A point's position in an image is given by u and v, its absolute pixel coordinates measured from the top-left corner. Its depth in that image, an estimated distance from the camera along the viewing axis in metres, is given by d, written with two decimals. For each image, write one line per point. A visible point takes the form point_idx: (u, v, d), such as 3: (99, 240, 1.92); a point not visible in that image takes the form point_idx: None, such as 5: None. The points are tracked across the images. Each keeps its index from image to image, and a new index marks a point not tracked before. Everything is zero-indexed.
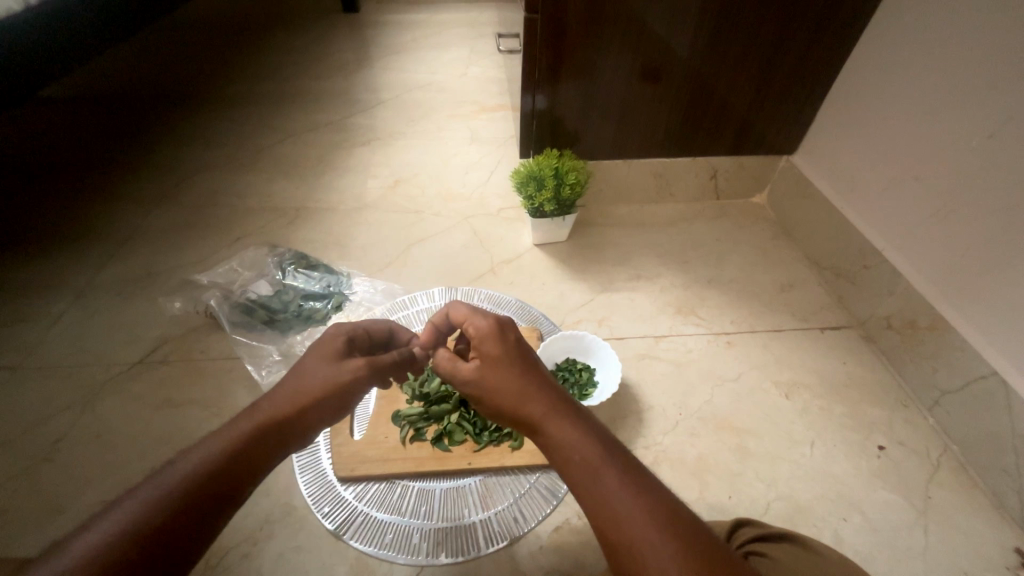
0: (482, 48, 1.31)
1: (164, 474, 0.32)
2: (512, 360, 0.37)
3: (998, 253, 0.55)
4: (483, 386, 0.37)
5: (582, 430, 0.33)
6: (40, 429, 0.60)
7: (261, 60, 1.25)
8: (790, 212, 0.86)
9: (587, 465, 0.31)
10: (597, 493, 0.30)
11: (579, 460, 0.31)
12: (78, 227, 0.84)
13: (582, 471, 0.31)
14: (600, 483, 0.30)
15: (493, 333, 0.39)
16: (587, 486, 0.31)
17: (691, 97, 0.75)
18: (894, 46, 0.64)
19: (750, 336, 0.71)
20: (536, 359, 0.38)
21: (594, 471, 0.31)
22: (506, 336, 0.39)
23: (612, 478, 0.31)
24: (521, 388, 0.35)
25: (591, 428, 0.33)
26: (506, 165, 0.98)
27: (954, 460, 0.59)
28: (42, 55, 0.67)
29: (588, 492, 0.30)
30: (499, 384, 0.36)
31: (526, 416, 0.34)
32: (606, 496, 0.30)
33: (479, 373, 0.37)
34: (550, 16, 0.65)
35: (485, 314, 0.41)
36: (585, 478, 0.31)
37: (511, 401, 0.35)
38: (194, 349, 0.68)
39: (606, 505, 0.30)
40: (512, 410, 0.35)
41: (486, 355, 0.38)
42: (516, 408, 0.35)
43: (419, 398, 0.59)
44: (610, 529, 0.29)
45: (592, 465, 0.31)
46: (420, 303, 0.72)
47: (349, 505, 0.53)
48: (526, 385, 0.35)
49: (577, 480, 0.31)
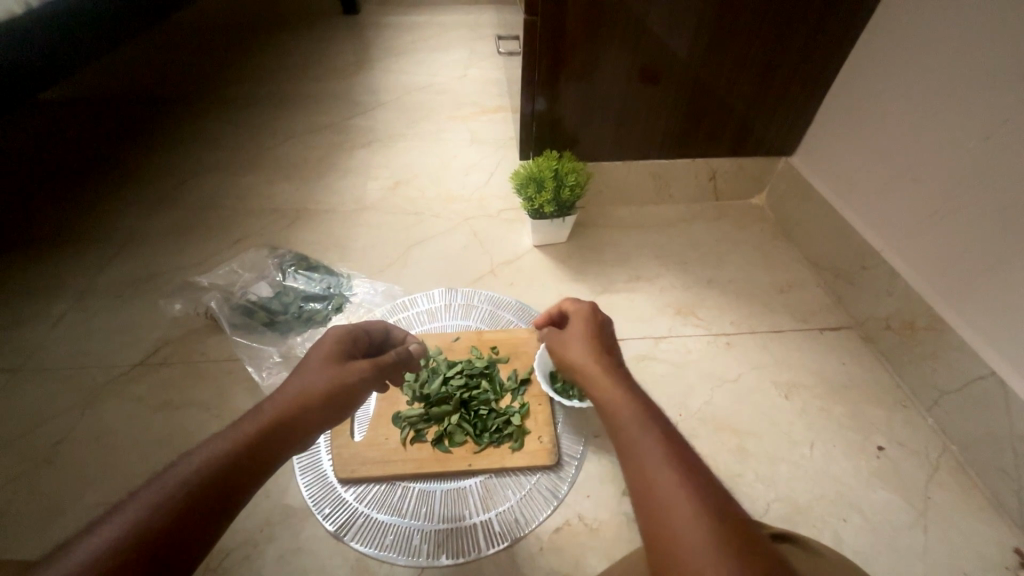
0: (481, 50, 1.31)
1: (169, 475, 0.32)
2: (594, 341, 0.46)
3: (996, 254, 0.55)
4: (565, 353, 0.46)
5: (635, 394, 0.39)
6: (41, 430, 0.60)
7: (261, 62, 1.26)
8: (789, 213, 0.86)
9: (631, 417, 0.36)
10: (635, 438, 0.35)
11: (625, 412, 0.37)
12: (78, 230, 0.84)
13: (627, 421, 0.36)
14: (638, 432, 0.35)
15: (590, 321, 0.49)
16: (627, 433, 0.35)
17: (690, 99, 0.75)
18: (892, 48, 0.65)
19: (749, 336, 0.71)
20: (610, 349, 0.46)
21: (636, 422, 0.36)
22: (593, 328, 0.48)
23: (649, 430, 0.35)
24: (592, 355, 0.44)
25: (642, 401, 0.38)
26: (506, 166, 0.98)
27: (953, 460, 0.59)
28: (42, 57, 0.68)
29: (627, 436, 0.35)
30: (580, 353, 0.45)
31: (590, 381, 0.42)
32: (641, 442, 0.34)
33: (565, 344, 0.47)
34: (550, 19, 0.65)
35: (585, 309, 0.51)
36: (627, 427, 0.36)
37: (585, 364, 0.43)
38: (194, 351, 0.68)
39: (639, 449, 0.34)
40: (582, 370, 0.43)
41: (576, 334, 0.48)
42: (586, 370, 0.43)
43: (419, 399, 0.59)
44: (637, 469, 0.33)
45: (636, 417, 0.36)
46: (421, 304, 0.73)
47: (350, 506, 0.54)
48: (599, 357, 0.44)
49: (620, 430, 0.36)
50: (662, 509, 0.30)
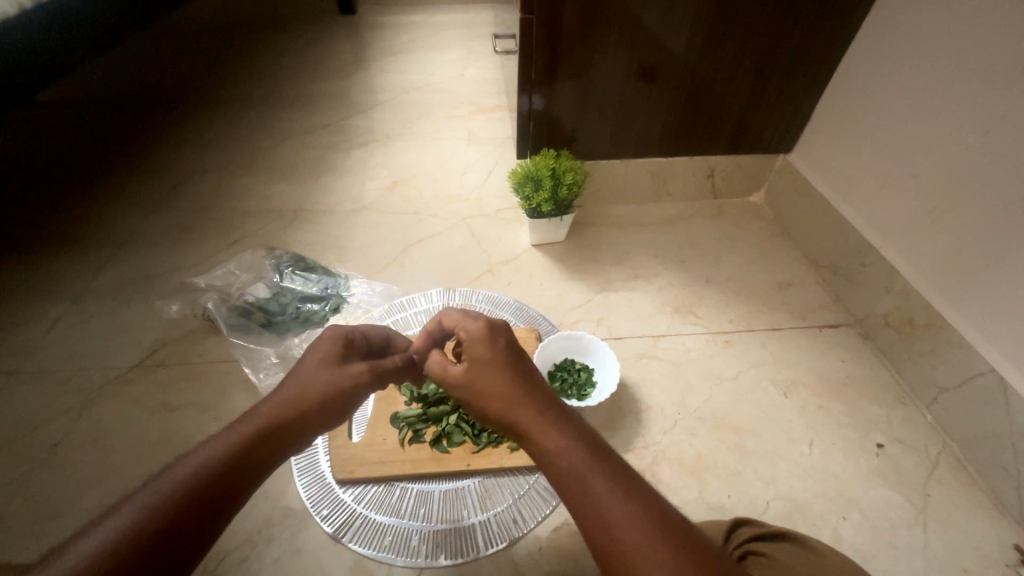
0: (479, 48, 1.31)
1: (163, 479, 0.31)
2: (499, 364, 0.37)
3: (995, 251, 0.55)
4: (471, 389, 0.37)
5: (572, 439, 0.33)
6: (38, 432, 0.60)
7: (259, 62, 1.26)
8: (787, 210, 0.86)
9: (576, 471, 0.31)
10: (591, 506, 0.30)
11: (568, 470, 0.31)
12: (76, 231, 0.84)
13: (577, 483, 0.31)
14: (595, 496, 0.30)
15: (483, 334, 0.39)
16: (578, 496, 0.31)
17: (688, 97, 0.75)
18: (890, 44, 0.64)
19: (748, 334, 0.71)
20: (527, 364, 0.38)
21: (582, 478, 0.31)
22: (497, 340, 0.39)
23: (607, 490, 0.30)
24: (505, 392, 0.36)
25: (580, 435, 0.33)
26: (503, 165, 0.98)
27: (953, 457, 0.59)
28: (37, 59, 0.68)
29: (583, 505, 0.30)
30: (488, 386, 0.36)
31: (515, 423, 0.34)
32: (600, 509, 0.30)
33: (467, 376, 0.38)
34: (546, 16, 0.64)
35: (477, 318, 0.42)
36: (579, 491, 0.31)
37: (499, 404, 0.35)
38: (192, 352, 0.68)
39: (602, 521, 0.29)
40: (497, 416, 0.35)
41: (477, 358, 0.38)
42: (503, 412, 0.35)
43: (418, 399, 0.59)
44: (606, 546, 0.29)
45: (585, 476, 0.31)
46: (419, 303, 0.71)
47: (348, 507, 0.53)
48: (514, 389, 0.36)
49: (572, 495, 0.31)
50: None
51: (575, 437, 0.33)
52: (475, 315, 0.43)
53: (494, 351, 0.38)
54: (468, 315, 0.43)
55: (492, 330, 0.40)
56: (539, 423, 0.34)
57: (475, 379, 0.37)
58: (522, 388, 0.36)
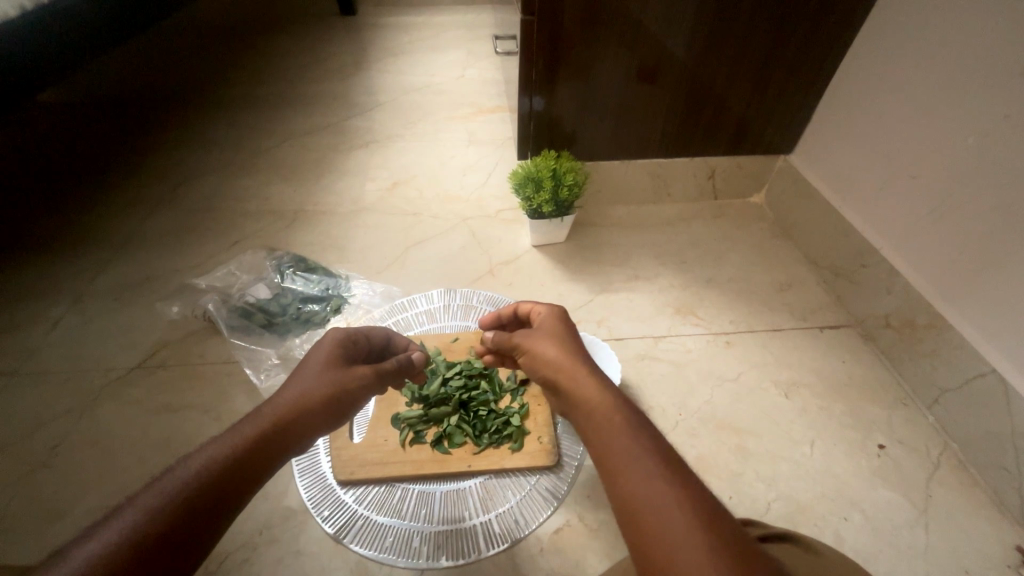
0: (480, 49, 1.31)
1: (165, 480, 0.31)
2: (559, 334, 0.41)
3: (995, 252, 0.55)
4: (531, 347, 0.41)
5: (612, 395, 0.34)
6: (39, 433, 0.60)
7: (260, 63, 1.26)
8: (788, 211, 0.86)
9: (610, 421, 0.33)
10: (620, 452, 0.31)
11: (603, 418, 0.33)
12: (76, 232, 0.84)
13: (610, 432, 0.32)
14: (625, 443, 0.31)
15: (555, 312, 0.45)
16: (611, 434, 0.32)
17: (689, 98, 0.75)
18: (892, 46, 0.64)
19: (749, 335, 0.71)
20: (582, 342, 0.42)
21: (618, 423, 0.32)
22: (565, 319, 0.44)
23: (637, 442, 0.31)
24: (558, 354, 0.39)
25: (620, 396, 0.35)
26: (504, 165, 0.98)
27: (954, 459, 0.59)
28: (39, 60, 0.68)
29: (612, 451, 0.31)
30: (546, 347, 0.40)
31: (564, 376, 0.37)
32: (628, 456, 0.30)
33: (530, 338, 0.42)
34: (547, 17, 0.64)
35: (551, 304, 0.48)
36: (612, 434, 0.32)
37: (553, 360, 0.39)
38: (192, 354, 0.68)
39: (628, 466, 0.30)
40: (549, 374, 0.39)
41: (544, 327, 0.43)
42: (555, 368, 0.38)
43: (419, 400, 0.59)
44: (628, 492, 0.29)
45: (620, 428, 0.32)
46: (420, 305, 0.72)
47: (349, 508, 0.53)
48: (567, 354, 0.39)
49: (603, 442, 0.32)
50: (655, 535, 0.27)
51: (615, 396, 0.34)
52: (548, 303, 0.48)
53: (559, 325, 0.43)
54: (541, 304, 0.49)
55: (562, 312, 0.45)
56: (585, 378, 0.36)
57: (535, 342, 0.41)
58: (576, 353, 0.39)
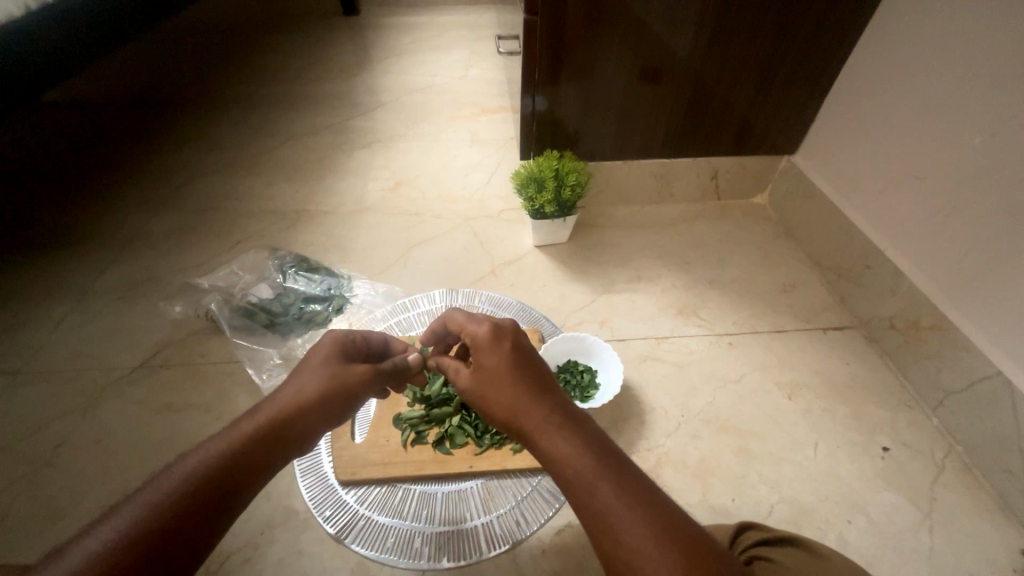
0: (482, 49, 1.31)
1: (164, 477, 0.31)
2: (511, 364, 0.38)
3: (999, 254, 0.54)
4: (478, 389, 0.38)
5: (579, 446, 0.32)
6: (41, 433, 0.60)
7: (262, 63, 1.26)
8: (791, 212, 0.85)
9: (576, 466, 0.31)
10: (596, 515, 0.30)
11: (573, 477, 0.31)
12: (79, 232, 0.84)
13: (581, 483, 0.31)
14: (603, 512, 0.30)
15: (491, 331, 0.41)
16: (582, 497, 0.31)
17: (691, 98, 0.75)
18: (895, 46, 0.64)
19: (752, 337, 0.71)
20: (532, 363, 0.38)
21: (586, 482, 0.31)
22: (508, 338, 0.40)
23: (613, 493, 0.30)
24: (512, 396, 0.36)
25: (582, 437, 0.33)
26: (506, 165, 0.98)
27: (959, 461, 0.58)
28: (42, 60, 0.68)
29: (585, 504, 0.30)
30: (493, 383, 0.37)
31: (521, 426, 0.35)
32: (603, 506, 0.30)
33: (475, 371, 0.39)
34: (550, 17, 0.64)
35: (485, 320, 0.43)
36: (584, 497, 0.30)
37: (503, 402, 0.36)
38: (194, 353, 0.68)
39: (606, 521, 0.29)
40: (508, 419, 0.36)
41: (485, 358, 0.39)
42: (509, 414, 0.35)
43: (420, 401, 0.59)
44: (612, 552, 0.29)
45: (591, 474, 0.31)
46: (421, 305, 0.71)
47: (350, 509, 0.53)
48: (516, 390, 0.36)
49: (576, 495, 0.31)
50: None
51: (580, 435, 0.33)
52: (481, 319, 0.43)
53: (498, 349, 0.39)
54: (476, 321, 0.44)
55: (502, 329, 0.41)
56: (541, 420, 0.34)
57: (481, 376, 0.38)
58: (524, 390, 0.36)
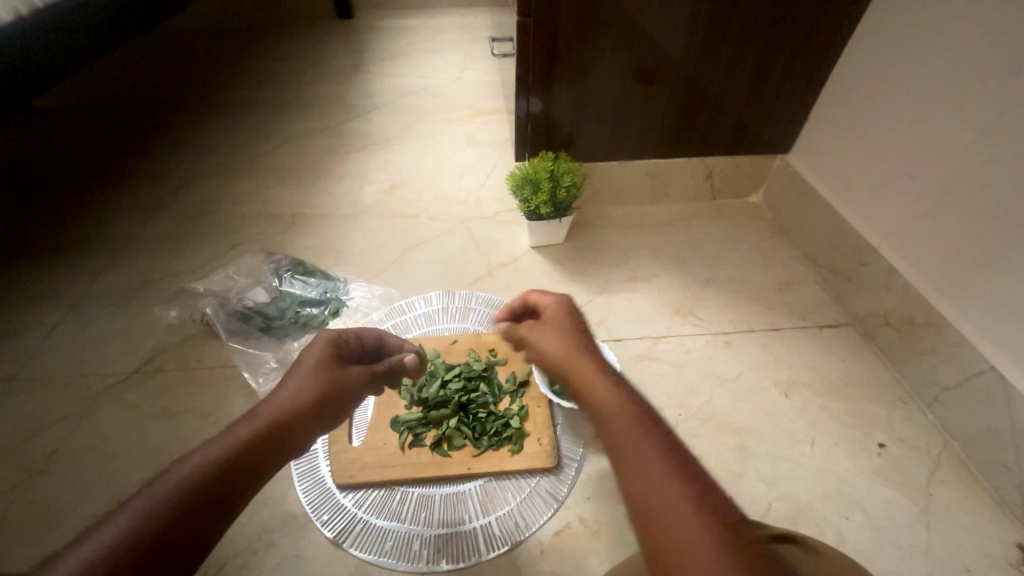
0: (476, 52, 1.31)
1: (161, 481, 0.31)
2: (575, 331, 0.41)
3: (991, 250, 0.55)
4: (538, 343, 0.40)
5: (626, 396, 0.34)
6: (35, 440, 0.59)
7: (257, 67, 1.25)
8: (786, 210, 0.86)
9: (625, 417, 0.32)
10: (633, 455, 0.30)
11: (618, 420, 0.32)
12: (73, 238, 0.84)
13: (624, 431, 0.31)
14: (639, 451, 0.30)
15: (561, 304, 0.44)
16: (621, 439, 0.31)
17: (686, 100, 0.75)
18: (886, 47, 0.65)
19: (749, 335, 0.71)
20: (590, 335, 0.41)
21: (628, 428, 0.31)
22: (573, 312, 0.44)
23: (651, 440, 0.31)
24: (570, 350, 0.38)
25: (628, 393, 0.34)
26: (502, 166, 0.98)
27: (955, 457, 0.59)
28: (38, 65, 0.68)
29: (625, 449, 0.31)
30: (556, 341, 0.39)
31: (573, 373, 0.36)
32: (647, 458, 0.30)
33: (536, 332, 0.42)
34: (543, 19, 0.65)
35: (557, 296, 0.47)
36: (623, 438, 0.31)
37: (562, 356, 0.38)
38: (190, 358, 0.68)
39: (642, 466, 0.30)
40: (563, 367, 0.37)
41: (549, 322, 0.42)
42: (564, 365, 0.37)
43: (418, 403, 0.59)
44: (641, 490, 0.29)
45: (635, 426, 0.32)
46: (418, 307, 0.72)
47: (349, 512, 0.53)
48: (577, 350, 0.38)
49: (615, 441, 0.31)
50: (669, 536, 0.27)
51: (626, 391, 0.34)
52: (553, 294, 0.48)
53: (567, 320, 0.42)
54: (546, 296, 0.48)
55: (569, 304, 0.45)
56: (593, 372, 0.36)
57: (541, 334, 0.41)
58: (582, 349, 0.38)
